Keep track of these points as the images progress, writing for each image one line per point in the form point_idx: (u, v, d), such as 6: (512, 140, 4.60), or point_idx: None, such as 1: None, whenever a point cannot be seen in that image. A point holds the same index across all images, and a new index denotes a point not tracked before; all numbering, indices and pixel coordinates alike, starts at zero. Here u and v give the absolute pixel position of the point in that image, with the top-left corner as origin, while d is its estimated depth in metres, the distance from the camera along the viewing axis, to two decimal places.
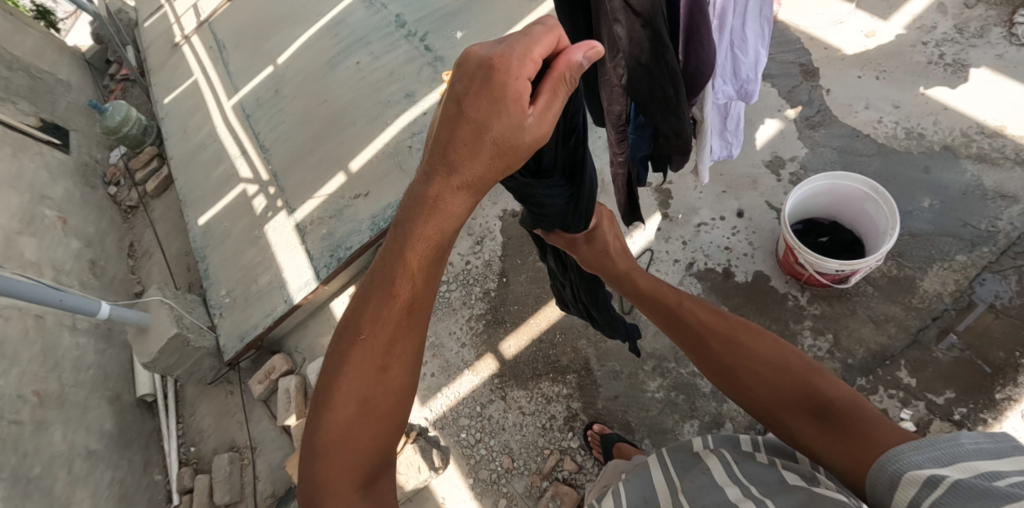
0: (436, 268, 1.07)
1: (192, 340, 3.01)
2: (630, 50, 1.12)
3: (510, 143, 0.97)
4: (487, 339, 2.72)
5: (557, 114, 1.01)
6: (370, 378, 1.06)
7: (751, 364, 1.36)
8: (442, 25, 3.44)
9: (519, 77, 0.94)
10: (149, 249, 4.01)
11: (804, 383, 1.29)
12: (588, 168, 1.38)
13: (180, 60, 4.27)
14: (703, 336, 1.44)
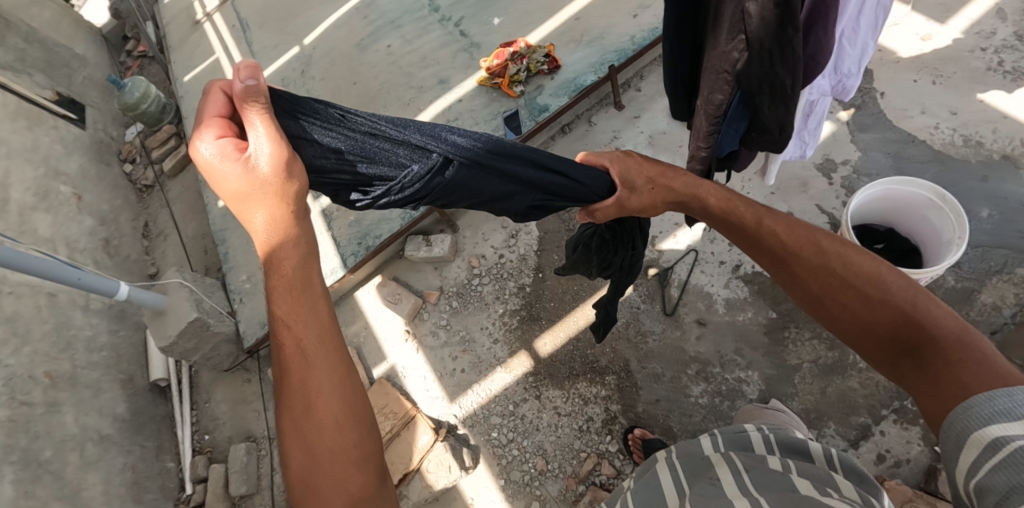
0: (305, 301, 1.28)
1: (212, 324, 2.89)
2: (756, 31, 1.14)
3: (259, 177, 1.35)
4: (521, 335, 2.63)
5: (268, 127, 1.39)
6: (300, 412, 1.20)
7: (841, 296, 1.35)
8: (478, 11, 3.33)
9: (216, 140, 1.38)
10: (165, 229, 3.89)
11: (895, 313, 1.28)
12: (457, 132, 1.55)
13: (202, 36, 4.14)
14: (788, 263, 1.42)
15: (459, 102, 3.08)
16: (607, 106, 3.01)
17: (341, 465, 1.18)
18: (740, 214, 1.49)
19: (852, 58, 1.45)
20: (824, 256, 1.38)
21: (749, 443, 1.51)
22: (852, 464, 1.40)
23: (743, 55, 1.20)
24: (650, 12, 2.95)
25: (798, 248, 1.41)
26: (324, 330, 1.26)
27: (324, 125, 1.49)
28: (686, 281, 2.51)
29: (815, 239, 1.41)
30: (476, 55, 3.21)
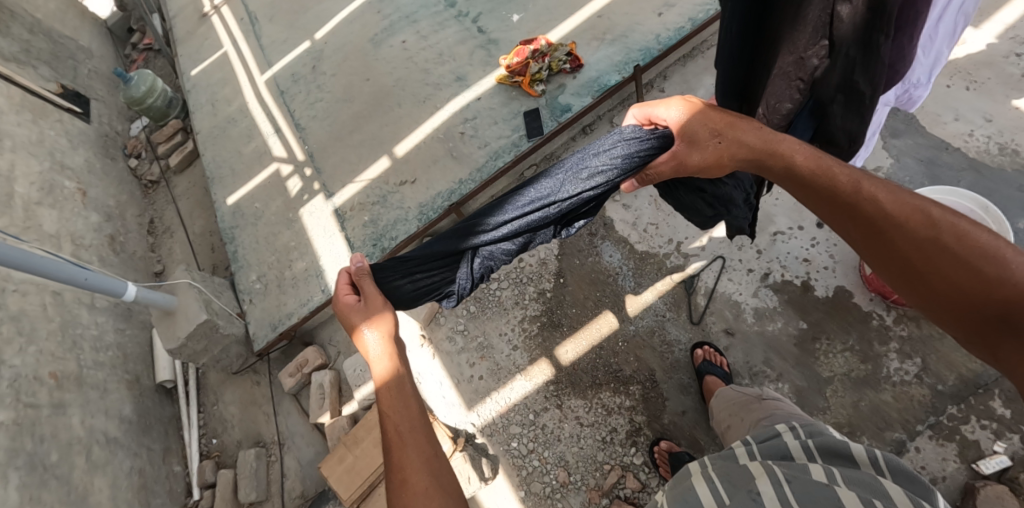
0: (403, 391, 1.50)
1: (221, 326, 2.81)
2: (844, 33, 1.20)
3: (373, 313, 1.70)
4: (541, 342, 2.57)
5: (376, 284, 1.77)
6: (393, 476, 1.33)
7: (948, 273, 1.20)
8: (496, 7, 3.24)
9: (343, 298, 1.76)
10: (171, 226, 3.79)
11: (1012, 296, 1.14)
12: (496, 209, 1.81)
13: (209, 29, 4.03)
14: (885, 233, 1.26)
15: (478, 100, 2.99)
16: (629, 107, 2.93)
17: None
18: (831, 176, 1.32)
19: (920, 73, 1.42)
20: (928, 227, 1.23)
21: (788, 452, 1.39)
22: (901, 467, 1.26)
23: (822, 62, 1.27)
24: (675, 10, 2.84)
25: (899, 216, 1.25)
26: (413, 412, 1.45)
27: (400, 268, 1.84)
28: (713, 289, 2.44)
29: (921, 208, 1.24)
30: (494, 52, 3.11)
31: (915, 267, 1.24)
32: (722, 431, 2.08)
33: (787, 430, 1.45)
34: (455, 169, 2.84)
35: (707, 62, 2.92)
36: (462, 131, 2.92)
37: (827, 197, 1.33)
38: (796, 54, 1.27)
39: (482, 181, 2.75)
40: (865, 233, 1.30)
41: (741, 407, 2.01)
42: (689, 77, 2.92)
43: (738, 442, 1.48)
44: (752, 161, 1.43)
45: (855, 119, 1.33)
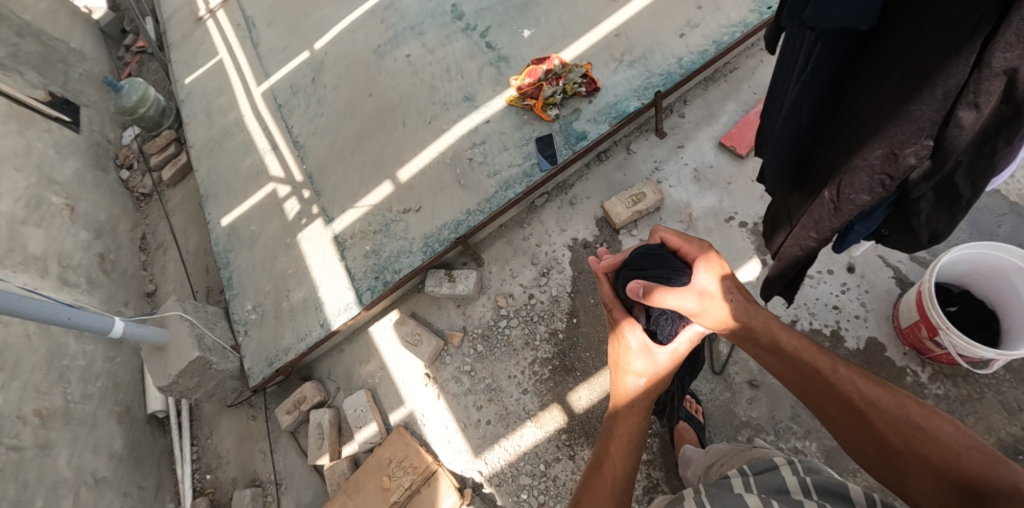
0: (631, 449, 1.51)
1: (215, 362, 2.68)
2: (959, 142, 1.04)
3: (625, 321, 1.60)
4: (553, 387, 2.45)
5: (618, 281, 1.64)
6: None
7: (915, 445, 1.22)
8: (507, 19, 3.05)
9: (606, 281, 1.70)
10: (164, 242, 3.61)
11: (974, 468, 1.14)
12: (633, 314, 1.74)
13: (204, 34, 3.83)
14: (862, 410, 1.29)
15: (487, 123, 2.82)
16: (647, 133, 2.77)
17: None
18: (812, 358, 1.37)
19: (1012, 168, 1.24)
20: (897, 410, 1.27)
21: (784, 486, 1.32)
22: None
23: (920, 161, 1.11)
24: (699, 31, 2.67)
25: (871, 400, 1.29)
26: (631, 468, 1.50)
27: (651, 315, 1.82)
28: None
29: (890, 393, 1.29)
30: (505, 70, 2.92)
31: (890, 447, 1.25)
32: (710, 469, 1.88)
33: (784, 462, 1.39)
34: (463, 198, 2.69)
35: (730, 87, 2.77)
36: (470, 157, 2.76)
37: (808, 372, 1.36)
38: (890, 148, 1.12)
39: (491, 213, 2.61)
40: (842, 412, 1.32)
41: (735, 454, 1.81)
42: (711, 102, 2.76)
43: (733, 472, 1.42)
44: (748, 335, 1.42)
45: (943, 224, 1.21)
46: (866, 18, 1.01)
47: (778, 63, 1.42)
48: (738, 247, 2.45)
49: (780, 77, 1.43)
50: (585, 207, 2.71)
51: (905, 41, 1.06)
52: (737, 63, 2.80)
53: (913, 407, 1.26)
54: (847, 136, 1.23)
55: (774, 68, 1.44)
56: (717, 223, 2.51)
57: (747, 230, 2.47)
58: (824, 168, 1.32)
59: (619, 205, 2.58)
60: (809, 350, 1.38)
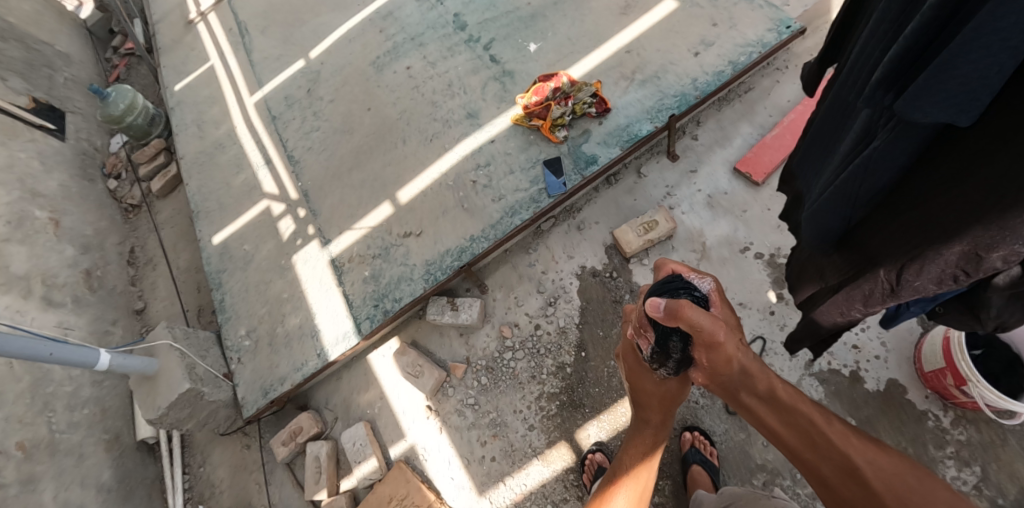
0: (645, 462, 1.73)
1: (207, 393, 2.58)
2: None
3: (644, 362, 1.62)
4: (561, 423, 2.37)
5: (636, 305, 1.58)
6: None
7: None
8: (512, 32, 2.92)
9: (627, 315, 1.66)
10: (153, 257, 3.43)
11: None
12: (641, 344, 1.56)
13: (196, 39, 3.66)
14: (856, 467, 1.21)
15: (492, 142, 2.70)
16: (659, 155, 2.66)
17: None
18: (806, 409, 1.30)
19: None
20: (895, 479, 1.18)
21: None
22: None
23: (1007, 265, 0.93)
24: (714, 50, 2.55)
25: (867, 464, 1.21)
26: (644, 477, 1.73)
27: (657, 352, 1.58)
28: None
29: (887, 458, 1.21)
30: (510, 86, 2.80)
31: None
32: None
33: None
34: (467, 223, 2.57)
35: (744, 108, 2.66)
36: (474, 179, 2.65)
37: (803, 426, 1.28)
38: (974, 245, 0.93)
39: (496, 240, 2.50)
40: (836, 470, 1.23)
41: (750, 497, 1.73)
42: (725, 123, 2.65)
43: None
44: (747, 378, 1.35)
45: (1017, 318, 1.01)
46: (956, 107, 0.86)
47: (837, 113, 1.24)
48: (753, 280, 2.37)
49: (839, 130, 1.25)
50: (593, 232, 2.61)
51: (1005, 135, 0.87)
52: (752, 83, 2.69)
53: (907, 471, 1.19)
54: (913, 216, 1.05)
55: (831, 117, 1.26)
56: (732, 253, 2.42)
57: (762, 262, 2.38)
58: (876, 244, 1.14)
59: (630, 233, 2.48)
60: (803, 405, 1.31)
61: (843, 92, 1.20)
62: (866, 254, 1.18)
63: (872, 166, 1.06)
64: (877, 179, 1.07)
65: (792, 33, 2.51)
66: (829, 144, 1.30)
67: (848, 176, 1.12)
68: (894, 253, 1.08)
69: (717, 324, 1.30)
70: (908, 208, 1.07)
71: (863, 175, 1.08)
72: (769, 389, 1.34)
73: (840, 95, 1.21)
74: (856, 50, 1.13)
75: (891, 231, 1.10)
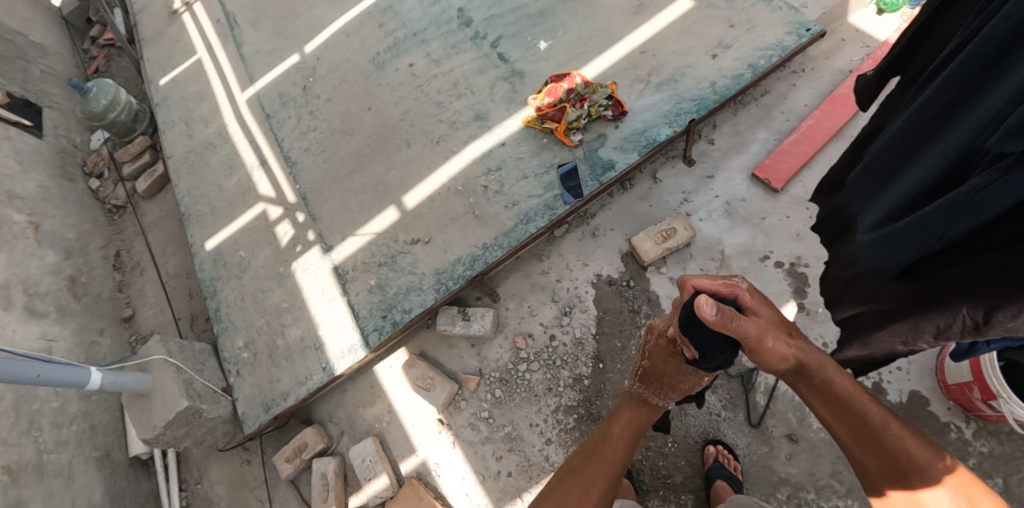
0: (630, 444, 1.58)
1: (205, 410, 2.46)
2: None
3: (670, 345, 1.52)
4: (579, 438, 2.31)
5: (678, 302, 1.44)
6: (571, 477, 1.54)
7: None
8: (520, 30, 2.80)
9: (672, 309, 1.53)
10: (141, 262, 3.26)
11: None
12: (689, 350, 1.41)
13: (180, 30, 3.46)
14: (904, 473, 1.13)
15: (503, 146, 2.61)
16: (674, 160, 2.60)
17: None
18: (864, 405, 1.16)
19: None
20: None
21: None
22: None
23: None
24: (732, 53, 2.48)
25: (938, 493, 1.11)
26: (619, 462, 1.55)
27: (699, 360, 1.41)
28: (774, 387, 2.20)
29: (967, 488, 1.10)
30: (519, 86, 2.69)
31: None
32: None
33: None
34: (478, 231, 2.48)
35: (760, 112, 2.61)
36: (485, 184, 2.55)
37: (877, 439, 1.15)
38: None
39: (510, 249, 2.41)
40: (882, 469, 1.15)
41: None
42: (742, 128, 2.60)
43: None
44: (799, 377, 1.21)
45: None
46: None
47: (910, 137, 1.16)
48: (773, 290, 2.33)
49: (909, 154, 1.18)
50: (608, 239, 2.54)
51: None
52: (768, 87, 2.64)
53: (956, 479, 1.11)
54: (1009, 257, 0.99)
55: (900, 140, 1.18)
56: (751, 262, 2.37)
57: (782, 271, 2.34)
58: (958, 279, 1.09)
59: (647, 241, 2.41)
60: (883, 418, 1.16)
61: (925, 117, 1.12)
62: (939, 286, 1.13)
63: (973, 204, 1.00)
64: (976, 217, 1.01)
65: (812, 36, 2.45)
66: (893, 167, 1.22)
67: (939, 209, 1.05)
68: (983, 292, 1.04)
69: (764, 329, 1.18)
70: (1001, 246, 1.01)
71: (961, 211, 1.02)
72: (826, 384, 1.18)
73: (920, 119, 1.14)
74: (949, 76, 1.06)
75: (977, 267, 1.05)
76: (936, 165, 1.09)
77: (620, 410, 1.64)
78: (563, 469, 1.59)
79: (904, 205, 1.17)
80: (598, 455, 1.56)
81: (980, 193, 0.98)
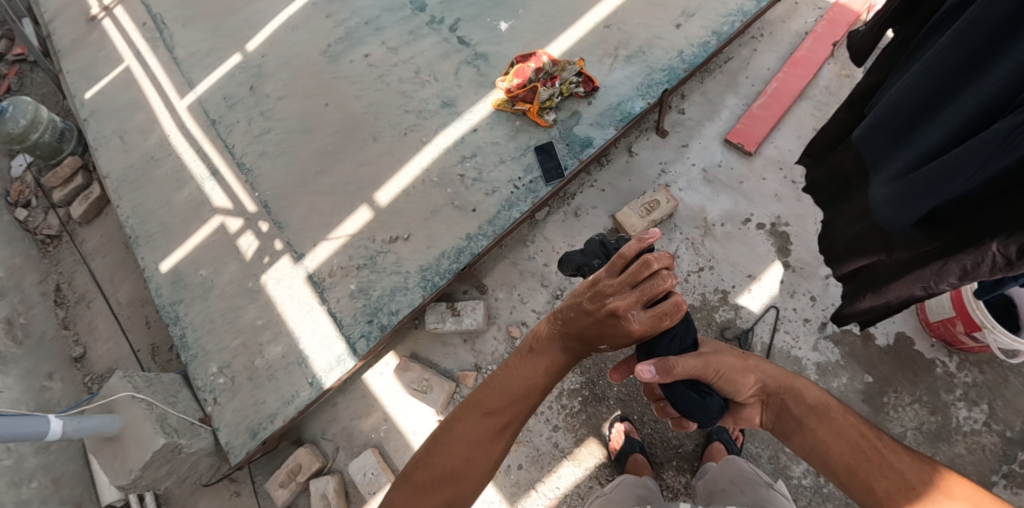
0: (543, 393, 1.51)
1: (185, 445, 2.28)
2: None
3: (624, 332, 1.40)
4: (587, 420, 2.31)
5: (659, 324, 1.38)
6: (485, 418, 1.43)
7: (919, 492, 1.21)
8: (479, 12, 2.74)
9: (655, 316, 1.37)
10: (87, 293, 2.98)
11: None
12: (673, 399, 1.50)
13: (102, 37, 3.17)
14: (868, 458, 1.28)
15: (474, 132, 2.53)
16: (648, 133, 2.62)
17: (479, 469, 1.38)
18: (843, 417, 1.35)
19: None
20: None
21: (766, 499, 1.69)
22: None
23: None
24: (696, 21, 2.52)
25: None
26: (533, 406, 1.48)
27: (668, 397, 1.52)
28: (770, 345, 2.25)
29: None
30: (485, 69, 2.63)
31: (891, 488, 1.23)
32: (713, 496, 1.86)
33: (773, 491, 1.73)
34: (462, 222, 2.40)
35: (726, 79, 2.67)
36: (461, 173, 2.47)
37: (910, 463, 1.25)
38: None
39: (496, 237, 2.34)
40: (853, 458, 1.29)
41: (745, 485, 1.79)
42: (711, 95, 2.64)
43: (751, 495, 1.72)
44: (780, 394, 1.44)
45: None
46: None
47: (934, 82, 1.17)
48: (759, 250, 2.37)
49: (929, 104, 1.20)
50: (591, 218, 2.51)
51: None
52: (730, 53, 2.71)
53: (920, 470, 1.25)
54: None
55: (917, 93, 1.20)
56: (735, 227, 2.41)
57: (765, 232, 2.39)
58: (987, 217, 1.11)
59: (632, 215, 2.40)
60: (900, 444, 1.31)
61: (947, 66, 1.14)
62: (965, 228, 1.16)
63: (1010, 140, 1.00)
64: (1002, 158, 1.02)
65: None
66: (911, 122, 1.24)
67: (970, 152, 1.06)
68: (1015, 225, 1.05)
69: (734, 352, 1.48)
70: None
71: (992, 150, 1.03)
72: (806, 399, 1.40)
73: (936, 70, 1.16)
74: (965, 25, 1.09)
75: (1001, 206, 1.08)
76: (971, 108, 1.10)
77: (542, 352, 1.52)
78: (476, 405, 1.45)
79: (932, 153, 1.18)
80: (516, 401, 1.45)
81: (1016, 130, 0.98)
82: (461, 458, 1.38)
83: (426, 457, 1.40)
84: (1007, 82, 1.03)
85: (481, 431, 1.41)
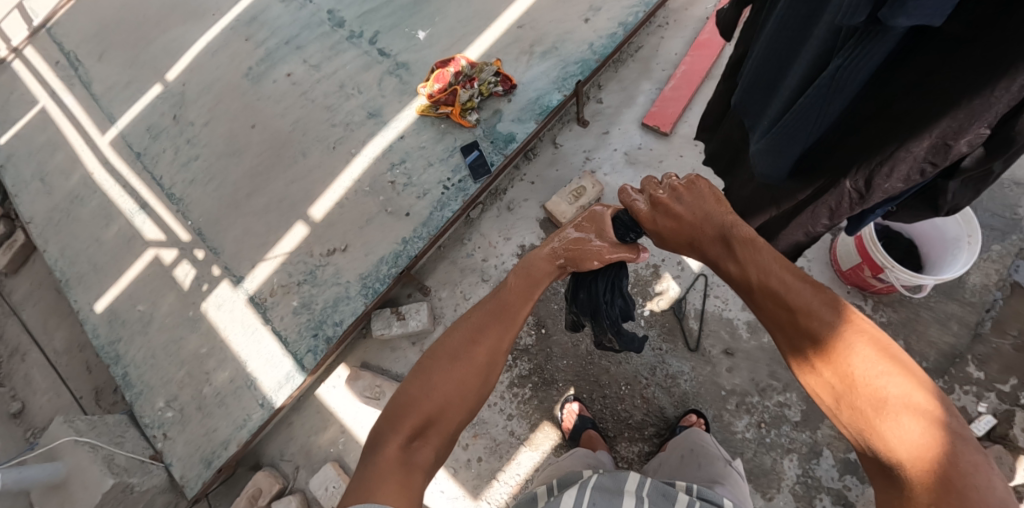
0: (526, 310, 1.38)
1: (137, 483, 2.22)
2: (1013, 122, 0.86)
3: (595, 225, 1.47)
4: (539, 405, 2.37)
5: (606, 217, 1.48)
6: (464, 340, 1.33)
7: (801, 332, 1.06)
8: (396, 22, 2.80)
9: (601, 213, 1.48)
10: (21, 345, 2.88)
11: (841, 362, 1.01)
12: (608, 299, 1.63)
13: (13, 79, 3.09)
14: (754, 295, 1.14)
15: (402, 139, 2.59)
16: (570, 124, 2.72)
17: (464, 382, 1.29)
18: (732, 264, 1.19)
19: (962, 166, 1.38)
20: (903, 440, 0.94)
21: (721, 475, 1.76)
22: None
23: (971, 149, 0.92)
24: (603, 14, 2.64)
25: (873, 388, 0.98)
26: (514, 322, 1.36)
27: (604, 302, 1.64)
28: (702, 310, 2.38)
29: (916, 401, 0.95)
30: (407, 77, 2.69)
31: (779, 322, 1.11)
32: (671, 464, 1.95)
33: (728, 468, 1.82)
34: (396, 227, 2.45)
35: (638, 66, 2.81)
36: (392, 180, 2.53)
37: (801, 345, 1.07)
38: (939, 135, 0.91)
39: (431, 238, 2.40)
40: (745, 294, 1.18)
41: (700, 456, 1.87)
42: (626, 83, 2.78)
43: (709, 470, 1.79)
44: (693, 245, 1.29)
45: (969, 198, 1.04)
46: (942, 9, 0.74)
47: (780, 37, 1.15)
48: None
49: (780, 60, 1.19)
50: (524, 210, 2.59)
51: (973, 29, 0.83)
52: (640, 42, 2.85)
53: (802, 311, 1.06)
54: (881, 126, 1.02)
55: (769, 50, 1.20)
56: None
57: None
58: (843, 157, 1.13)
59: (561, 203, 2.48)
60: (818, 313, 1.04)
61: (788, 20, 1.12)
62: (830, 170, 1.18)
63: (836, 82, 0.99)
64: (837, 100, 1.02)
65: None
66: (771, 81, 1.24)
67: (810, 100, 1.06)
68: (862, 158, 1.07)
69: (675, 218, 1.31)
70: (872, 117, 1.04)
71: (827, 94, 1.02)
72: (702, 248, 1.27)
73: (781, 26, 1.14)
74: None
75: (852, 146, 1.10)
76: (808, 59, 1.07)
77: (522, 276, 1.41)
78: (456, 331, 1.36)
79: (786, 106, 1.18)
80: (498, 321, 1.35)
81: (840, 74, 0.98)
82: (445, 368, 1.29)
83: (413, 371, 1.33)
84: (830, 31, 1.01)
85: (461, 345, 1.33)
